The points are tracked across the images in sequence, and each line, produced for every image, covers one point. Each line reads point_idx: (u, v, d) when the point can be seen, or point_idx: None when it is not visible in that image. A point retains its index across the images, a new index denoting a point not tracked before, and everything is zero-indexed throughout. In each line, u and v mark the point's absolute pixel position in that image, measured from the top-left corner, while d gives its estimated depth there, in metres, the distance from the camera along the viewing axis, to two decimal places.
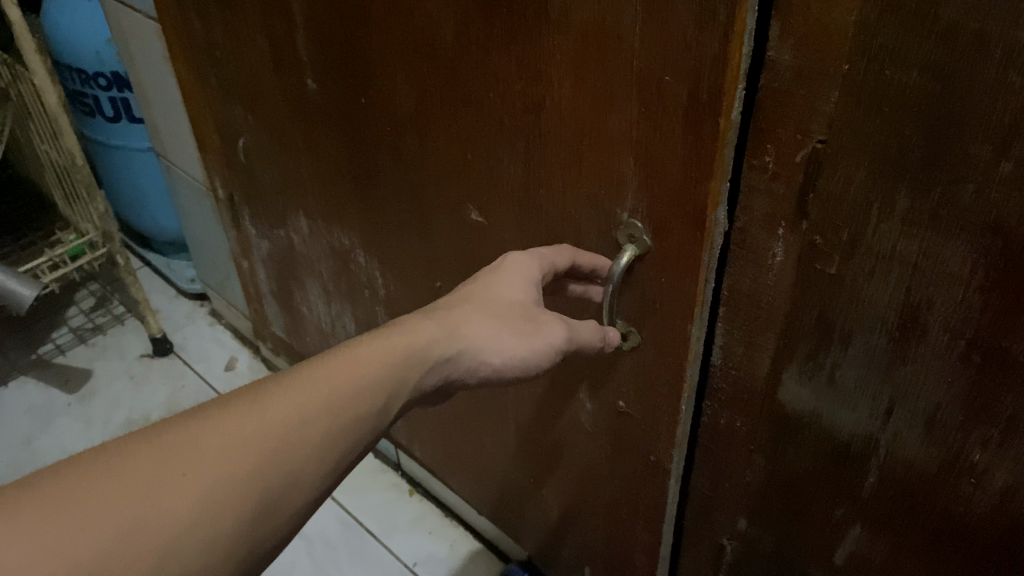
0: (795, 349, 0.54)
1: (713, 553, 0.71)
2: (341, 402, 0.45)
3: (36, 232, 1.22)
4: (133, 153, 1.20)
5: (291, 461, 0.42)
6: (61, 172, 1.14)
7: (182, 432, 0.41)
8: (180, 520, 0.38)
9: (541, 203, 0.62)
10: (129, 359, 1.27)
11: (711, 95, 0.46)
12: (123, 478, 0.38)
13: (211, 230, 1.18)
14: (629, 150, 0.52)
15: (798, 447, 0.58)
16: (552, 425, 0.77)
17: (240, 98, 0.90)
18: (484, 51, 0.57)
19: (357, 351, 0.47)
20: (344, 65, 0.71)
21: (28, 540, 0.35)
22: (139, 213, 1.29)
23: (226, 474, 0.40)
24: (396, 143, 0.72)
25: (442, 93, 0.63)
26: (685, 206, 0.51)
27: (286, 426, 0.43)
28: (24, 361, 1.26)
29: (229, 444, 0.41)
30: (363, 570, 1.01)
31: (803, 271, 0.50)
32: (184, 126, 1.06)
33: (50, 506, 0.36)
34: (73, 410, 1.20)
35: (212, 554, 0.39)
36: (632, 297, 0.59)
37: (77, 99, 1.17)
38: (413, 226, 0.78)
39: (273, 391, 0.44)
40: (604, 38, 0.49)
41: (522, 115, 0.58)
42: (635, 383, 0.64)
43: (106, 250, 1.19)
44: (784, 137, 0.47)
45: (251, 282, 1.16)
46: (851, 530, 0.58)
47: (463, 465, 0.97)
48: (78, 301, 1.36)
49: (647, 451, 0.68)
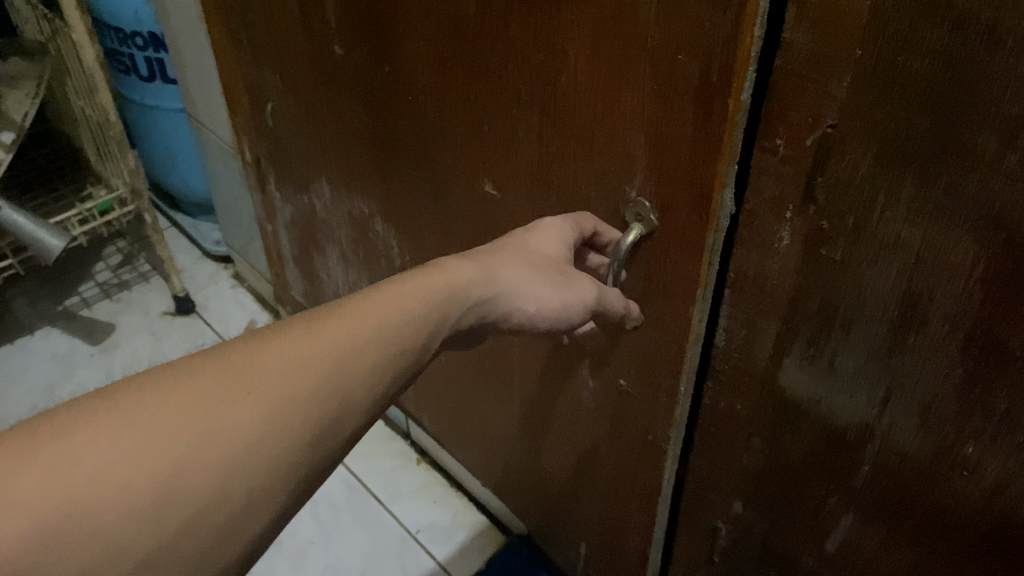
0: (797, 334, 0.54)
1: (707, 536, 0.72)
2: (387, 333, 0.46)
3: (68, 186, 1.25)
4: (164, 114, 1.22)
5: (343, 382, 0.44)
6: (94, 128, 1.17)
7: (241, 354, 0.42)
8: (246, 438, 0.40)
9: (552, 179, 0.62)
10: (152, 316, 1.30)
11: (722, 75, 0.46)
12: (192, 394, 0.39)
13: (237, 193, 1.20)
14: (639, 127, 0.53)
15: (796, 433, 0.58)
16: (555, 401, 0.78)
17: (270, 61, 0.91)
18: (503, 23, 0.58)
19: (404, 286, 0.49)
20: (368, 33, 0.72)
21: (106, 447, 0.37)
22: (168, 173, 1.31)
23: (290, 396, 0.41)
24: (415, 112, 0.73)
25: (461, 65, 0.64)
26: (692, 186, 0.52)
27: (337, 353, 0.44)
28: (51, 312, 1.29)
29: (284, 365, 0.42)
30: (366, 534, 1.03)
31: (808, 256, 0.50)
32: (215, 88, 1.08)
33: (126, 417, 0.38)
34: (95, 361, 1.23)
35: (272, 475, 0.40)
36: (636, 275, 0.60)
37: (114, 57, 1.19)
38: (429, 196, 0.79)
39: (324, 320, 0.45)
40: (620, 15, 0.49)
41: (538, 90, 0.58)
42: (635, 362, 0.65)
43: (134, 207, 1.21)
44: (795, 120, 0.47)
45: (274, 246, 1.17)
46: (844, 518, 0.58)
47: (468, 438, 0.98)
48: (106, 257, 1.39)
49: (644, 430, 0.69)
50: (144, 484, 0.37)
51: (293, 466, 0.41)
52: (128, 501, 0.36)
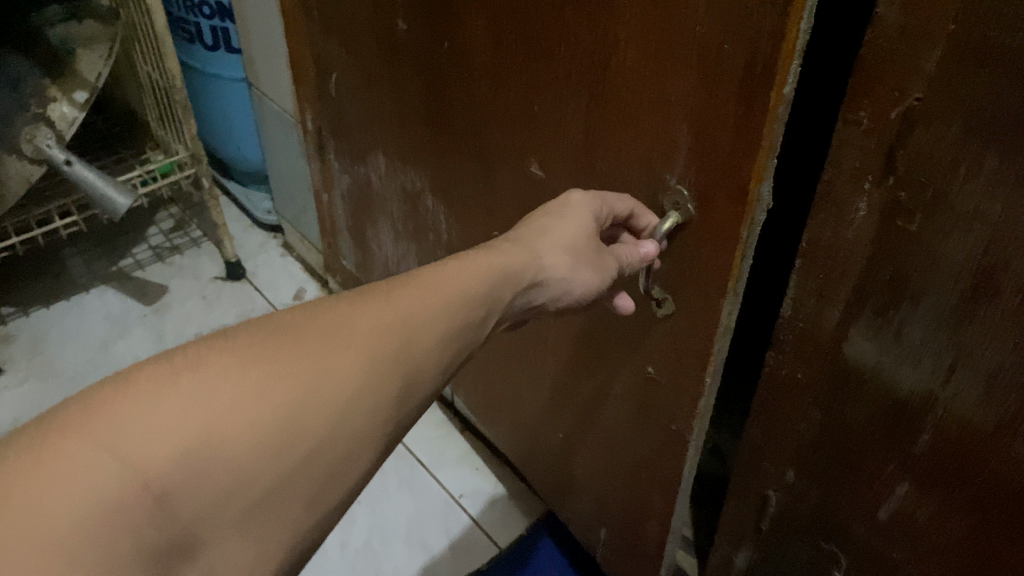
0: (866, 304, 0.56)
1: (757, 504, 0.74)
2: (452, 306, 0.51)
3: (128, 151, 1.28)
4: (225, 82, 1.25)
5: (419, 348, 0.48)
6: (159, 93, 1.20)
7: (334, 316, 0.45)
8: (351, 390, 0.43)
9: (598, 162, 0.64)
10: (203, 280, 1.33)
11: (766, 68, 0.47)
12: (301, 352, 0.43)
13: (293, 163, 1.23)
14: (683, 115, 0.54)
15: (857, 402, 0.60)
16: (586, 383, 0.80)
17: (336, 31, 0.93)
18: (558, 7, 0.60)
19: (456, 267, 0.53)
20: (430, 9, 0.74)
21: (231, 395, 0.39)
22: (225, 142, 1.34)
23: (382, 354, 0.45)
24: (469, 89, 0.75)
25: (518, 44, 0.66)
26: (731, 177, 0.53)
27: (414, 319, 0.48)
28: (106, 271, 1.33)
29: (376, 326, 0.46)
30: (410, 497, 1.06)
31: (884, 226, 0.52)
32: (280, 58, 1.11)
33: (244, 369, 0.40)
34: (148, 321, 1.26)
35: (372, 423, 0.44)
36: (672, 264, 0.62)
37: (179, 25, 1.22)
38: (476, 173, 0.82)
39: (400, 290, 0.49)
40: (670, 2, 0.51)
41: (589, 73, 0.60)
42: (666, 349, 0.67)
43: (194, 171, 1.24)
44: (882, 93, 0.49)
45: (328, 215, 1.20)
46: (898, 486, 0.60)
47: (501, 413, 1.01)
48: (158, 221, 1.43)
49: (669, 419, 0.71)
50: (269, 430, 0.40)
51: (387, 414, 0.46)
52: (259, 433, 0.40)
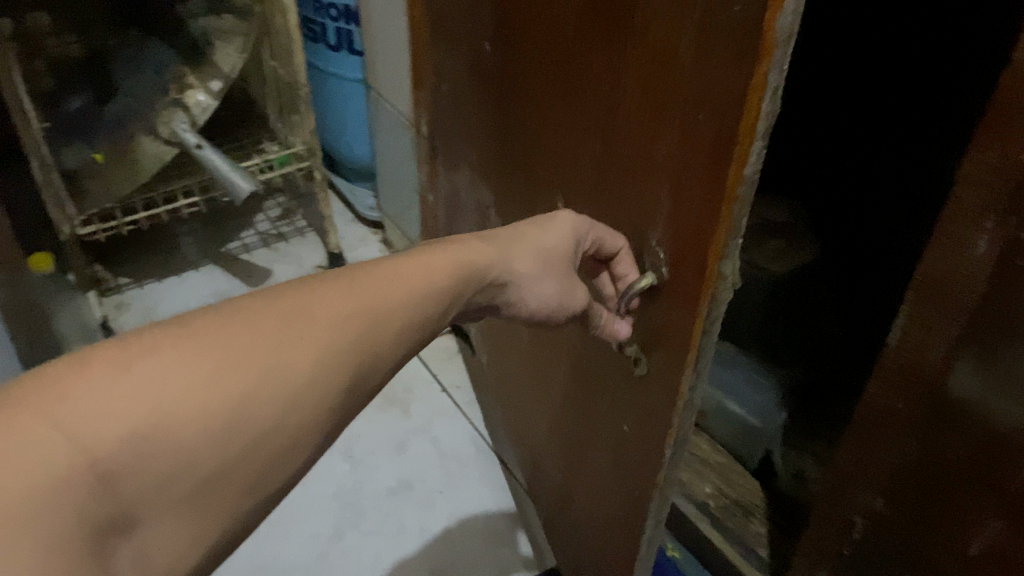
0: (974, 339, 0.57)
1: (841, 529, 0.75)
2: (404, 307, 0.50)
3: (247, 138, 1.36)
4: (343, 82, 1.31)
5: (368, 347, 0.47)
6: (282, 86, 1.26)
7: (284, 304, 0.44)
8: (295, 384, 0.42)
9: (604, 205, 0.65)
10: (306, 268, 1.39)
11: (728, 142, 0.47)
12: (243, 343, 0.41)
13: (404, 162, 1.28)
14: (667, 176, 0.55)
15: (955, 435, 0.61)
16: (582, 427, 0.82)
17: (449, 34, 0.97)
18: (586, 49, 0.61)
19: (415, 265, 0.52)
20: (501, 34, 0.78)
21: (167, 386, 0.38)
22: (338, 138, 1.41)
23: (330, 347, 0.44)
24: (521, 115, 0.78)
25: (556, 74, 0.67)
26: (694, 247, 0.53)
27: (368, 312, 0.47)
28: (216, 253, 1.40)
29: (328, 318, 0.45)
30: (491, 493, 1.11)
31: (1000, 265, 0.54)
32: (402, 62, 1.16)
33: (184, 359, 0.39)
34: None
35: (317, 414, 0.44)
36: (648, 321, 0.62)
37: (307, 24, 1.29)
38: (523, 197, 0.84)
39: (354, 282, 0.48)
40: (668, 63, 0.51)
41: (604, 120, 0.61)
42: (642, 407, 0.68)
43: (309, 163, 1.31)
44: (1012, 133, 0.50)
45: (431, 216, 1.25)
46: (990, 522, 0.61)
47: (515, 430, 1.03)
48: (267, 210, 1.50)
49: (637, 485, 0.72)
50: (211, 419, 0.39)
51: (332, 405, 0.45)
52: (204, 425, 0.38)
